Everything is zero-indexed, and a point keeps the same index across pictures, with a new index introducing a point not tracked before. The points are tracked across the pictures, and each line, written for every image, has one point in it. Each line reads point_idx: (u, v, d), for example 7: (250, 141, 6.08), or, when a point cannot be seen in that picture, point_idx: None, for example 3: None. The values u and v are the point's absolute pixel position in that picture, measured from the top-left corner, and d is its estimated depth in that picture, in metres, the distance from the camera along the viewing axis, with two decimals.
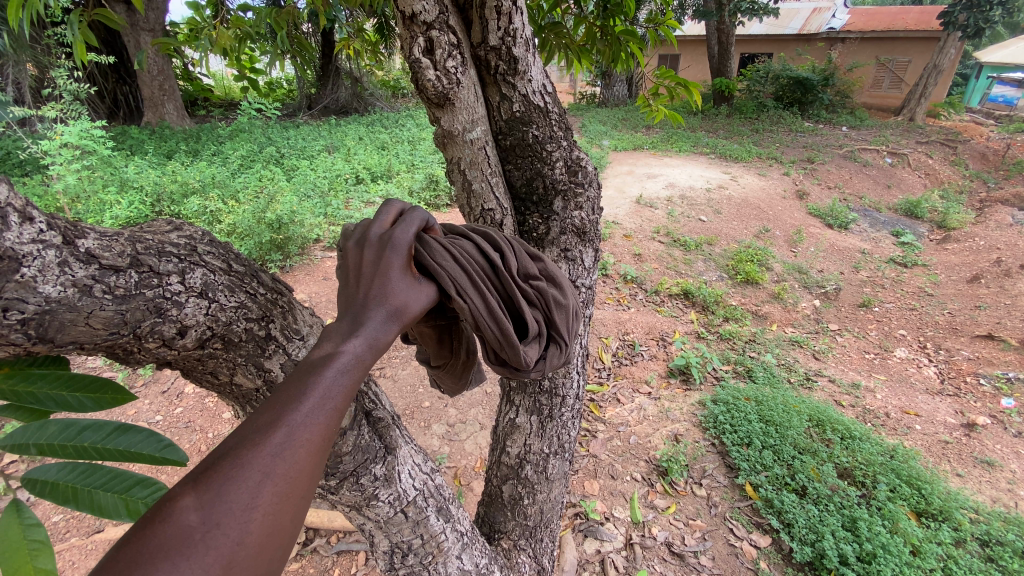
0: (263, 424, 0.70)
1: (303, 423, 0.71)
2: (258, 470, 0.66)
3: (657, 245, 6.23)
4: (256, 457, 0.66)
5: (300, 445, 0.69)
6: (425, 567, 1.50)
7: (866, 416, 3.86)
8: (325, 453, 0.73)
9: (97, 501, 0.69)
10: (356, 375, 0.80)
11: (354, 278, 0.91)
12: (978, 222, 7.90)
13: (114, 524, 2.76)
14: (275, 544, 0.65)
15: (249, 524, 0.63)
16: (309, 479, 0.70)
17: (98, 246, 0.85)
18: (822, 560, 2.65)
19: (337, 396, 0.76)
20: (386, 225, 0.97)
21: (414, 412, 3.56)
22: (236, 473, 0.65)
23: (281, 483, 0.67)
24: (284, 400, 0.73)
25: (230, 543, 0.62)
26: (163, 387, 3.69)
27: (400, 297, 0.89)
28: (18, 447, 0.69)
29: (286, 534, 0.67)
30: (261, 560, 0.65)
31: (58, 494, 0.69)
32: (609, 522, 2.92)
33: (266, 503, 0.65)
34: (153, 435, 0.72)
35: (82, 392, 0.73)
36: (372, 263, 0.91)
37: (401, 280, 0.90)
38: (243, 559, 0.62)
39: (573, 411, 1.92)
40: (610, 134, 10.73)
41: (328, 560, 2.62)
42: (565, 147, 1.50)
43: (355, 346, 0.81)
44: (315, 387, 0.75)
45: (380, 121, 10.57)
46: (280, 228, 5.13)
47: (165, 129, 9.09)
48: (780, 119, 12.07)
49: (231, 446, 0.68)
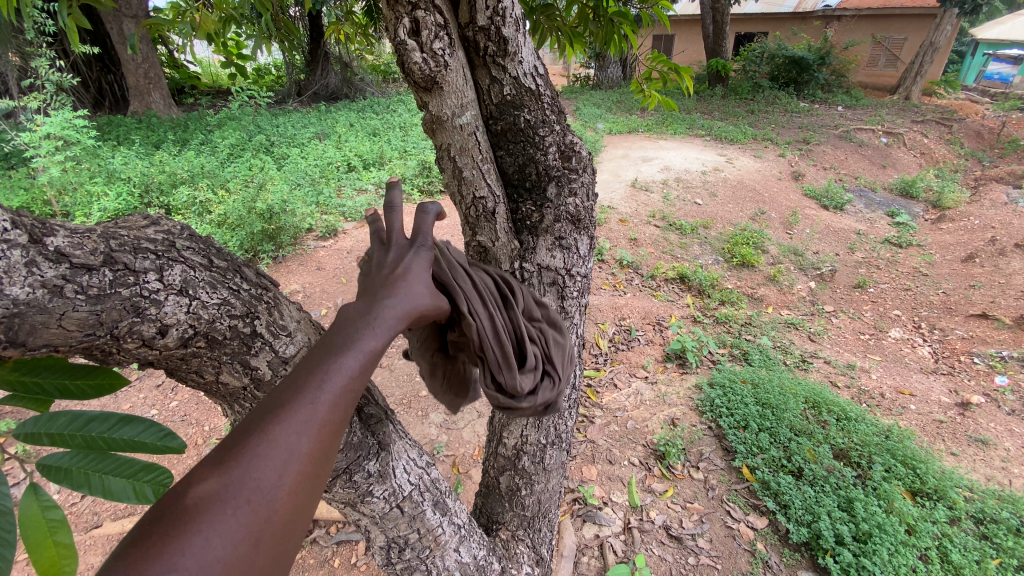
0: (286, 403, 0.69)
1: (324, 406, 0.71)
2: (284, 447, 0.66)
3: (653, 229, 6.20)
4: (283, 434, 0.66)
5: (323, 422, 0.70)
6: (423, 561, 1.50)
7: (861, 396, 3.89)
8: (344, 437, 0.73)
9: (108, 487, 0.71)
10: (375, 360, 0.79)
11: (373, 270, 0.91)
12: (973, 201, 7.91)
13: (112, 519, 2.75)
14: (297, 524, 0.65)
15: (274, 502, 0.63)
16: (330, 460, 0.71)
17: (70, 244, 0.81)
18: (819, 540, 2.68)
19: (356, 381, 0.76)
20: (404, 226, 0.96)
21: (411, 401, 3.55)
22: (263, 449, 0.65)
23: (304, 463, 0.67)
24: (308, 377, 0.72)
25: (257, 519, 0.62)
26: (157, 381, 3.66)
27: (423, 285, 0.89)
28: (31, 437, 0.69)
29: (308, 511, 0.67)
30: (286, 540, 0.65)
31: (72, 480, 0.69)
32: (608, 507, 2.94)
33: (290, 482, 0.65)
34: (155, 426, 0.74)
35: (78, 379, 0.72)
36: (391, 258, 0.91)
37: (418, 271, 0.90)
38: (268, 538, 0.62)
39: (570, 401, 1.91)
40: (605, 118, 10.61)
41: (327, 551, 2.63)
42: (559, 132, 1.45)
43: (376, 329, 0.80)
44: (335, 369, 0.74)
45: (371, 107, 10.40)
46: (271, 217, 5.07)
47: (152, 118, 8.91)
48: (775, 100, 11.95)
49: (257, 422, 0.67)
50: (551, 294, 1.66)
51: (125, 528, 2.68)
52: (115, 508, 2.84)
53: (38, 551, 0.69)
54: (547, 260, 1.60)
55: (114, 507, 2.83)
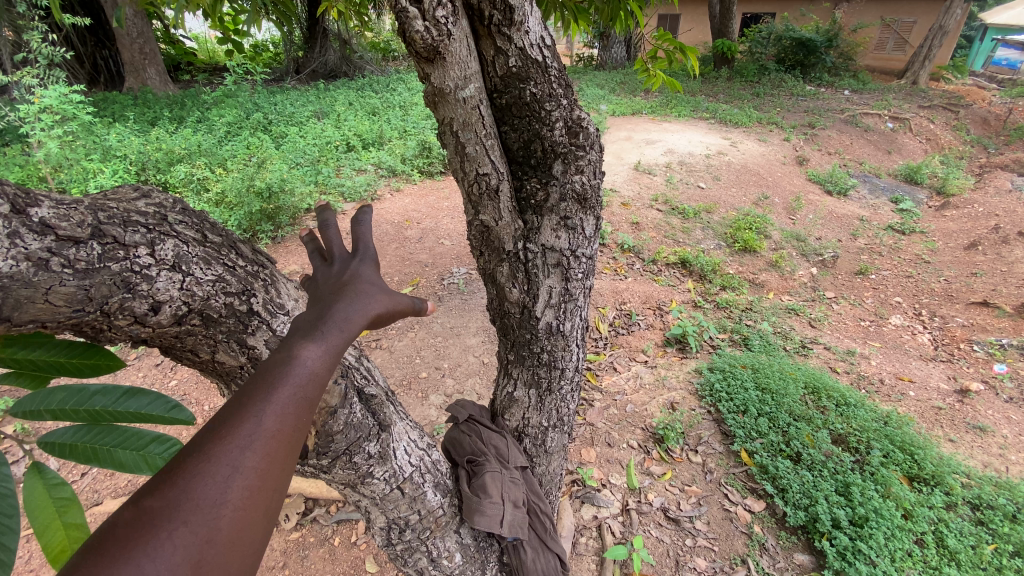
0: (229, 421, 0.71)
1: (267, 421, 0.72)
2: (227, 463, 0.68)
3: (655, 213, 6.14)
4: (226, 451, 0.68)
5: (267, 437, 0.72)
6: (423, 542, 1.49)
7: (860, 382, 3.90)
8: (294, 450, 0.75)
9: (119, 460, 0.68)
10: (321, 375, 0.81)
11: (318, 290, 0.92)
12: (978, 188, 7.84)
13: (113, 497, 2.77)
14: (245, 539, 0.67)
15: (218, 519, 0.65)
16: (281, 472, 0.72)
17: (55, 216, 0.77)
18: (815, 524, 2.70)
19: (303, 394, 0.78)
20: (345, 251, 0.98)
21: (411, 382, 3.54)
22: (205, 467, 0.67)
23: (251, 477, 0.69)
24: (251, 395, 0.74)
25: (200, 538, 0.63)
26: (156, 360, 3.65)
27: (369, 297, 0.91)
28: (30, 414, 0.67)
29: (255, 528, 0.68)
30: (235, 556, 0.66)
31: (79, 454, 0.67)
32: (606, 489, 2.96)
33: (235, 497, 0.67)
34: (161, 397, 0.72)
35: (75, 358, 0.70)
36: (335, 279, 0.93)
37: (363, 284, 0.93)
38: (213, 556, 0.63)
39: (572, 384, 1.88)
40: (608, 99, 10.44)
41: (327, 529, 2.65)
42: (566, 106, 1.40)
43: (320, 346, 0.82)
44: (280, 385, 0.76)
45: (370, 85, 10.22)
46: (270, 197, 5.00)
47: (148, 95, 8.74)
48: (782, 83, 11.74)
49: (199, 442, 0.69)
50: (555, 276, 1.62)
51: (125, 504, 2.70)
52: (116, 485, 2.85)
53: (48, 533, 0.67)
54: (552, 241, 1.55)
55: (115, 485, 2.85)
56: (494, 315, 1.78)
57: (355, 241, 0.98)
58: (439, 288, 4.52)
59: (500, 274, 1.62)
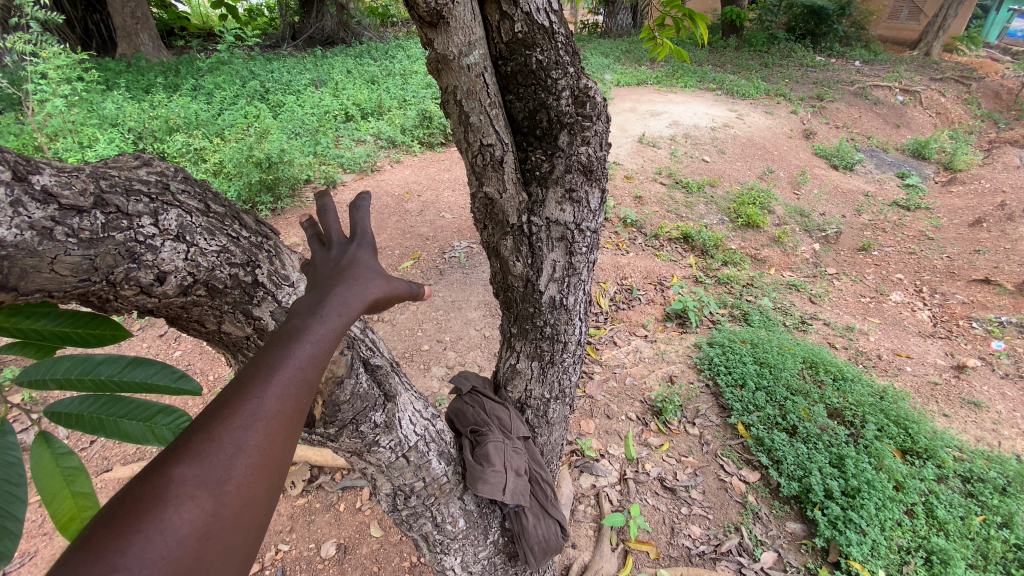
0: (232, 399, 0.72)
1: (269, 400, 0.74)
2: (230, 442, 0.69)
3: (658, 187, 6.07)
4: (229, 430, 0.69)
5: (268, 418, 0.73)
6: (428, 508, 1.53)
7: (858, 357, 3.93)
8: (295, 430, 0.76)
9: (126, 430, 0.69)
10: (320, 357, 0.81)
11: (317, 273, 0.92)
12: (985, 163, 7.73)
13: (123, 463, 2.84)
14: (248, 516, 0.68)
15: (223, 496, 0.66)
16: (284, 450, 0.74)
17: (56, 183, 0.76)
18: (809, 494, 2.77)
19: (303, 375, 0.79)
20: (343, 235, 0.98)
21: (413, 355, 3.58)
22: (208, 446, 0.68)
23: (255, 455, 0.70)
24: (251, 376, 0.75)
25: (206, 513, 0.64)
26: (161, 331, 3.68)
27: (368, 282, 0.92)
28: (37, 383, 0.67)
29: (259, 504, 0.70)
30: (239, 532, 0.67)
31: (84, 425, 0.68)
32: (604, 459, 3.02)
33: (239, 475, 0.68)
34: (166, 366, 0.72)
35: (84, 329, 0.69)
36: (334, 263, 0.93)
37: (361, 269, 0.92)
38: (219, 531, 0.65)
39: (574, 357, 1.89)
40: (613, 69, 10.18)
41: (333, 496, 2.72)
42: (572, 74, 1.37)
43: (323, 327, 0.82)
44: (284, 364, 0.77)
45: (368, 52, 9.95)
46: (269, 167, 4.93)
47: (141, 61, 8.54)
48: (791, 53, 11.41)
49: (202, 421, 0.70)
50: (559, 250, 1.61)
51: (135, 471, 2.78)
52: (125, 452, 2.93)
53: (57, 501, 0.68)
54: (556, 214, 1.54)
55: (123, 452, 2.92)
56: (498, 289, 1.78)
57: (353, 226, 0.98)
58: (440, 261, 4.51)
59: (504, 248, 1.61)
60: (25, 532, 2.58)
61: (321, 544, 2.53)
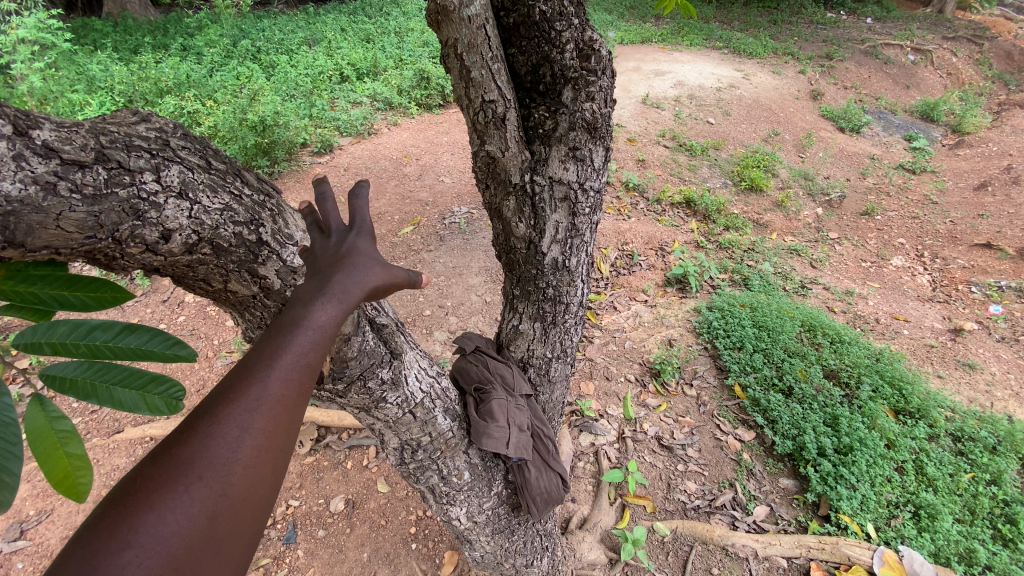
0: (234, 384, 0.74)
1: (270, 386, 0.75)
2: (235, 425, 0.71)
3: (662, 149, 5.98)
4: (235, 413, 0.71)
5: (273, 402, 0.74)
6: (434, 461, 1.59)
7: (856, 321, 3.96)
8: (297, 416, 0.77)
9: (118, 398, 0.70)
10: (320, 343, 0.81)
11: (318, 261, 0.90)
12: (994, 126, 7.57)
13: (133, 425, 2.92)
14: (257, 497, 0.70)
15: (230, 476, 0.68)
16: (288, 434, 0.75)
17: (57, 138, 0.76)
18: (802, 452, 2.85)
19: (304, 360, 0.79)
20: (343, 222, 0.95)
21: (415, 319, 3.62)
22: (216, 428, 0.70)
23: (259, 437, 0.72)
24: (256, 362, 0.76)
25: (214, 492, 0.66)
26: (163, 297, 3.70)
27: (367, 268, 0.89)
28: (31, 346, 0.67)
29: (266, 483, 0.72)
30: (247, 512, 0.69)
31: (79, 389, 0.68)
32: (603, 419, 3.10)
33: (245, 457, 0.70)
34: (162, 335, 0.71)
35: (80, 292, 0.68)
36: (335, 250, 0.91)
37: (361, 255, 0.90)
38: (227, 510, 0.67)
39: (576, 318, 1.91)
40: (616, 26, 9.83)
41: (341, 454, 2.80)
42: (577, 26, 1.33)
43: (320, 318, 0.82)
44: (285, 351, 0.78)
45: (363, 9, 9.58)
46: (264, 130, 4.82)
47: (128, 20, 8.24)
48: (801, 9, 10.97)
49: (209, 405, 0.72)
50: (562, 211, 1.60)
51: (146, 432, 2.86)
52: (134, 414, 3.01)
53: (51, 463, 0.66)
54: (559, 173, 1.52)
55: (134, 415, 3.00)
56: (500, 251, 1.78)
57: (352, 211, 0.95)
58: (440, 226, 4.48)
59: (506, 209, 1.61)
60: (40, 491, 2.67)
61: (329, 499, 2.62)
